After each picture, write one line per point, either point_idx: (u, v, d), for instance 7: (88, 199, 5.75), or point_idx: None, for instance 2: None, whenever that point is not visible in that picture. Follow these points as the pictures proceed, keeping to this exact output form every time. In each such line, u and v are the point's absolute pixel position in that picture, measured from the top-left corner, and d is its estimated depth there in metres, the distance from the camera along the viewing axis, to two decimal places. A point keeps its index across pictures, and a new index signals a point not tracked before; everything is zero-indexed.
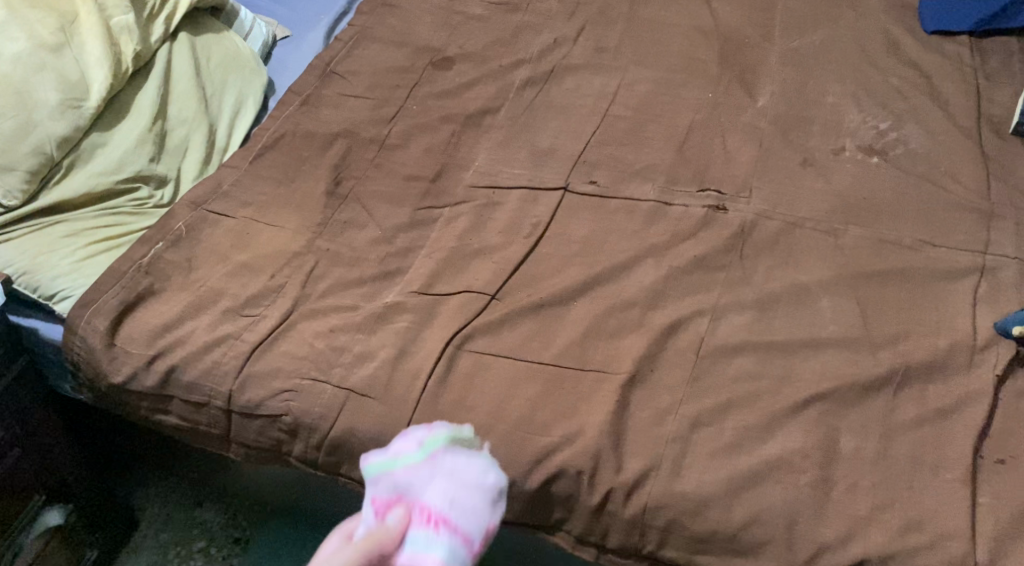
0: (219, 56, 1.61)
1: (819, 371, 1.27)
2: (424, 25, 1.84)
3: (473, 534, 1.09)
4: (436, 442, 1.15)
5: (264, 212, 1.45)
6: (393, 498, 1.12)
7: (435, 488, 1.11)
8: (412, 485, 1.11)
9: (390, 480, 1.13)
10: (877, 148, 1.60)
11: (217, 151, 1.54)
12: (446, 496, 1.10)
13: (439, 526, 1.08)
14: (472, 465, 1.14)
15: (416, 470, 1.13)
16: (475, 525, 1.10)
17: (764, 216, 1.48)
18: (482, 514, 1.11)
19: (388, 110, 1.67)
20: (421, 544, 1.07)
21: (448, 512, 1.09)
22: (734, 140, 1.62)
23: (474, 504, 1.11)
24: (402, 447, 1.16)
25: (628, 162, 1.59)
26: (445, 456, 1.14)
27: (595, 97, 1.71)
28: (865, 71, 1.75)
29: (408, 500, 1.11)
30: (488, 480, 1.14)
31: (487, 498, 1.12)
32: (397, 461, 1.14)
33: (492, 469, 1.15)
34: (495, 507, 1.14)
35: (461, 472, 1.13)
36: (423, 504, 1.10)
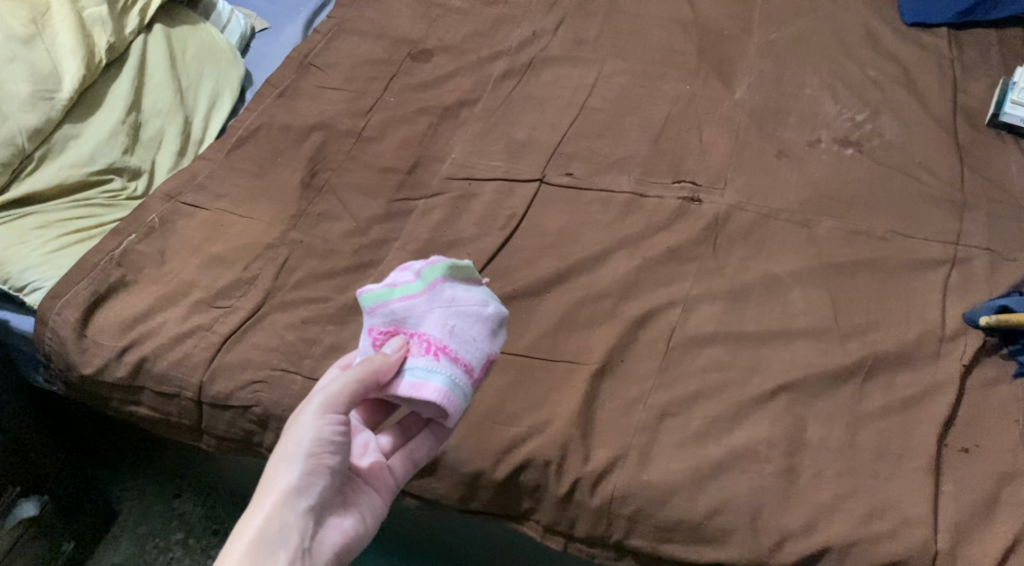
0: (195, 48, 1.61)
1: (788, 361, 1.27)
2: (403, 17, 1.84)
3: (472, 362, 1.14)
4: (436, 270, 1.17)
5: (238, 205, 1.45)
6: (392, 328, 1.17)
7: (432, 316, 1.15)
8: (410, 313, 1.16)
9: (388, 309, 1.17)
10: (853, 139, 1.61)
11: (192, 143, 1.54)
12: (442, 326, 1.15)
13: (438, 354, 1.13)
14: (472, 295, 1.18)
15: (414, 299, 1.16)
16: (473, 354, 1.15)
17: (737, 207, 1.49)
18: (480, 341, 1.16)
19: (365, 102, 1.67)
20: (420, 373, 1.13)
21: (447, 343, 1.14)
22: (710, 132, 1.63)
23: (472, 332, 1.15)
24: (402, 278, 1.18)
25: (604, 154, 1.60)
26: (444, 284, 1.17)
27: (572, 89, 1.72)
28: (842, 64, 1.76)
29: (407, 330, 1.16)
30: (488, 310, 1.18)
31: (485, 328, 1.17)
32: (394, 292, 1.17)
33: (492, 301, 1.19)
34: (495, 333, 1.18)
35: (460, 301, 1.17)
36: (421, 335, 1.15)
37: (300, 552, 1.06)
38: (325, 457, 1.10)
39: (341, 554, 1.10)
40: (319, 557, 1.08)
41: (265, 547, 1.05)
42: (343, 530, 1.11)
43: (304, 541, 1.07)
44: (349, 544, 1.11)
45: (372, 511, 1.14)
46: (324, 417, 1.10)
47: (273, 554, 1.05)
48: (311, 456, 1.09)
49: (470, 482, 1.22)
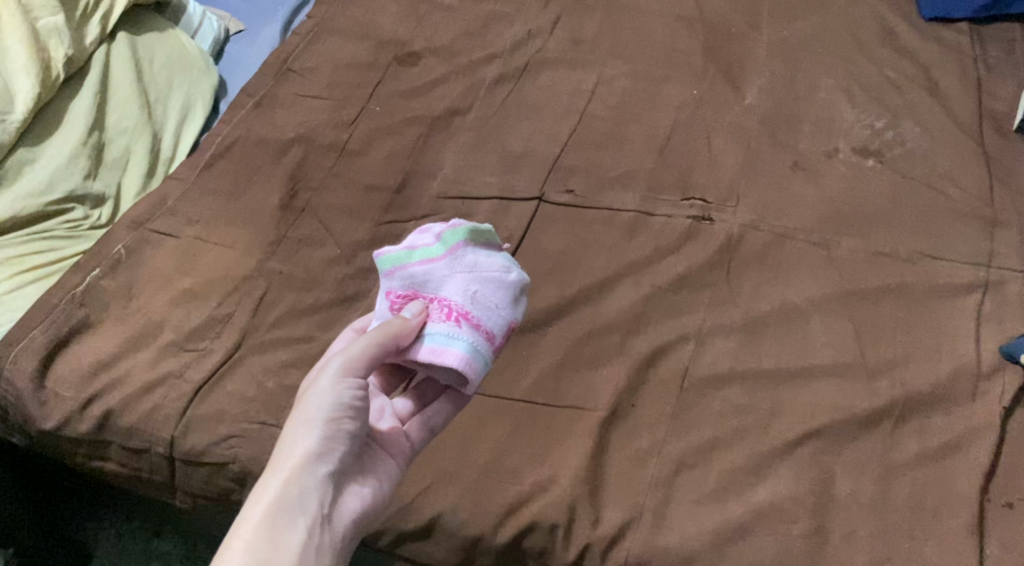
0: (163, 56, 1.49)
1: (811, 404, 1.17)
2: (389, 15, 1.73)
3: (494, 330, 1.10)
4: (458, 234, 1.14)
5: (211, 231, 1.34)
6: (411, 292, 1.13)
7: (453, 280, 1.12)
8: (430, 277, 1.12)
9: (406, 272, 1.13)
10: (872, 149, 1.50)
11: (161, 162, 1.43)
12: (464, 291, 1.11)
13: (459, 320, 1.09)
14: (494, 261, 1.14)
15: (434, 263, 1.13)
16: (496, 321, 1.11)
17: (751, 227, 1.38)
18: (502, 308, 1.12)
19: (348, 111, 1.55)
20: (440, 339, 1.09)
21: (469, 309, 1.10)
22: (720, 141, 1.52)
23: (494, 298, 1.12)
24: (421, 241, 1.15)
25: (605, 169, 1.49)
26: (466, 248, 1.14)
27: (570, 94, 1.61)
28: (858, 64, 1.65)
29: (426, 295, 1.12)
30: (511, 277, 1.14)
31: (508, 294, 1.13)
32: (413, 255, 1.14)
33: (514, 267, 1.16)
34: (517, 301, 1.14)
35: (482, 266, 1.13)
36: (441, 299, 1.11)
37: (319, 519, 1.01)
38: (345, 422, 1.05)
39: (360, 524, 1.05)
40: (338, 526, 1.03)
41: (285, 512, 0.99)
42: (361, 498, 1.06)
43: (324, 508, 1.01)
44: (367, 514, 1.06)
45: (389, 478, 1.09)
46: (344, 380, 1.05)
47: (292, 519, 0.99)
48: (331, 419, 1.04)
49: (469, 547, 1.12)
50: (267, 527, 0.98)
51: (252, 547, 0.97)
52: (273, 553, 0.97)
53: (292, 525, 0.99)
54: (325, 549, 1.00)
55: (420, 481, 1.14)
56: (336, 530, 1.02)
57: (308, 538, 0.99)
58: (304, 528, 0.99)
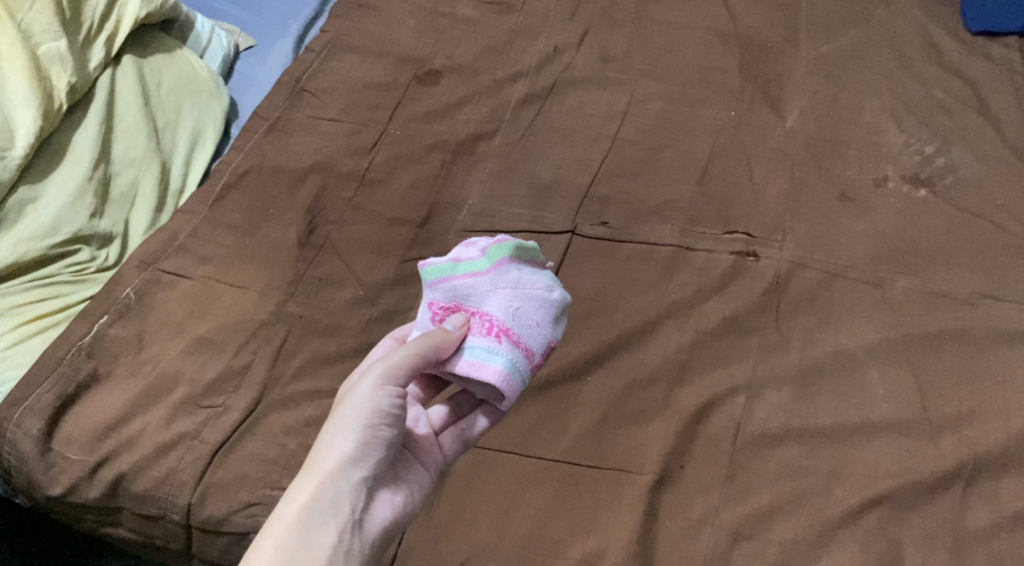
0: (172, 79, 1.40)
1: (874, 465, 1.12)
2: (407, 31, 1.65)
3: (534, 348, 1.08)
4: (504, 249, 1.10)
5: (225, 270, 1.27)
6: (453, 304, 1.10)
7: (496, 296, 1.09)
8: (473, 291, 1.09)
9: (450, 285, 1.10)
10: (923, 178, 1.42)
11: (171, 194, 1.35)
12: (507, 307, 1.08)
13: (501, 335, 1.07)
14: (537, 279, 1.11)
15: (478, 277, 1.10)
16: (535, 339, 1.09)
17: (799, 264, 1.30)
18: (542, 326, 1.09)
19: (367, 137, 1.48)
20: (480, 353, 1.06)
21: (510, 325, 1.07)
22: (761, 168, 1.44)
23: (535, 316, 1.09)
24: (466, 253, 1.12)
25: (641, 199, 1.41)
26: (511, 265, 1.10)
27: (601, 116, 1.53)
28: (902, 82, 1.57)
29: (468, 308, 1.10)
30: (553, 296, 1.11)
31: (548, 313, 1.10)
32: (457, 267, 1.11)
33: (556, 286, 1.13)
34: (557, 320, 1.12)
35: (525, 284, 1.10)
36: (483, 314, 1.08)
37: (349, 524, 1.01)
38: (382, 429, 1.04)
39: (390, 530, 1.05)
40: (368, 531, 1.03)
41: (316, 515, 1.00)
42: (394, 504, 1.06)
43: (355, 514, 1.02)
44: (398, 519, 1.06)
45: (422, 486, 1.08)
46: (383, 388, 1.04)
47: (323, 523, 1.00)
48: (368, 426, 1.03)
49: None
50: (298, 528, 0.99)
51: (283, 547, 0.98)
52: (302, 555, 0.98)
53: (322, 529, 1.00)
54: (352, 554, 1.01)
55: (459, 551, 1.09)
56: (365, 536, 1.02)
57: (337, 543, 1.00)
58: (334, 532, 1.00)
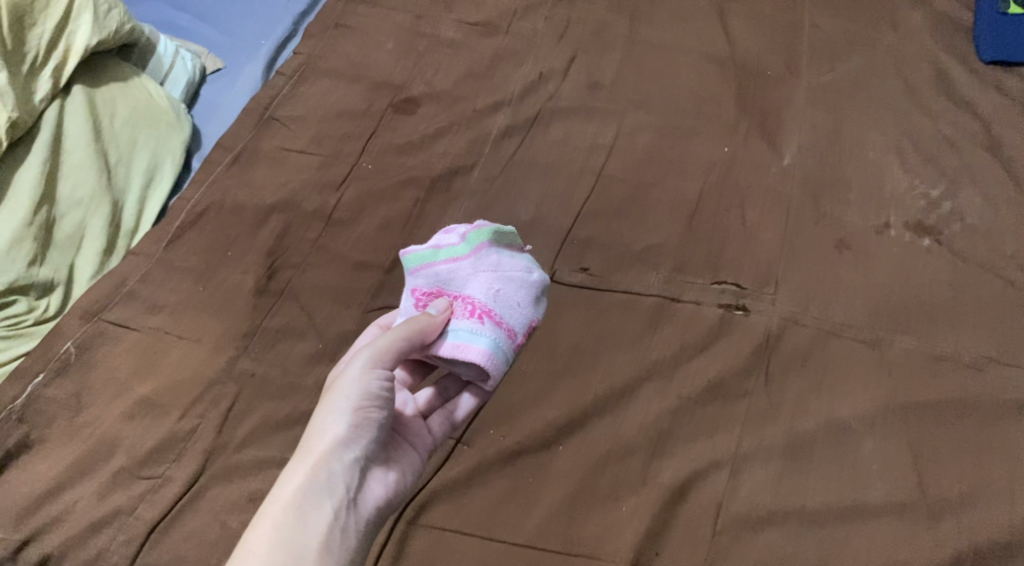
0: (128, 110, 1.32)
1: (867, 552, 1.06)
2: (384, 53, 1.56)
3: (517, 328, 1.08)
4: (483, 233, 1.11)
5: (176, 320, 1.18)
6: (435, 290, 1.11)
7: (477, 279, 1.10)
8: (455, 276, 1.10)
9: (431, 271, 1.11)
10: (928, 226, 1.32)
11: (123, 235, 1.27)
12: (488, 289, 1.09)
13: (483, 316, 1.07)
14: (517, 262, 1.12)
15: (459, 262, 1.11)
16: (518, 319, 1.09)
17: (793, 320, 1.21)
18: (524, 307, 1.10)
19: (337, 171, 1.39)
20: (464, 334, 1.06)
21: (492, 306, 1.08)
22: (755, 210, 1.34)
23: (516, 297, 1.10)
24: (446, 240, 1.13)
25: (625, 243, 1.32)
26: (490, 249, 1.11)
27: (586, 150, 1.44)
28: (909, 116, 1.48)
29: (451, 293, 1.10)
30: (532, 277, 1.12)
31: (529, 295, 1.11)
32: (438, 254, 1.12)
33: (536, 268, 1.13)
34: (538, 302, 1.12)
35: (505, 266, 1.11)
36: (466, 297, 1.09)
37: (345, 503, 0.99)
38: (372, 411, 1.02)
39: (384, 510, 1.03)
40: (364, 510, 1.01)
41: (311, 495, 0.98)
42: (388, 484, 1.04)
43: (350, 494, 1.00)
44: (392, 500, 1.04)
45: (413, 467, 1.07)
46: (371, 370, 1.03)
47: (319, 503, 0.98)
48: (358, 408, 1.01)
49: None
50: (293, 509, 0.97)
51: (279, 529, 0.96)
52: (297, 535, 0.96)
53: (318, 509, 0.98)
54: (348, 534, 0.99)
55: None
56: (360, 516, 1.00)
57: (333, 522, 0.98)
58: (330, 512, 0.98)
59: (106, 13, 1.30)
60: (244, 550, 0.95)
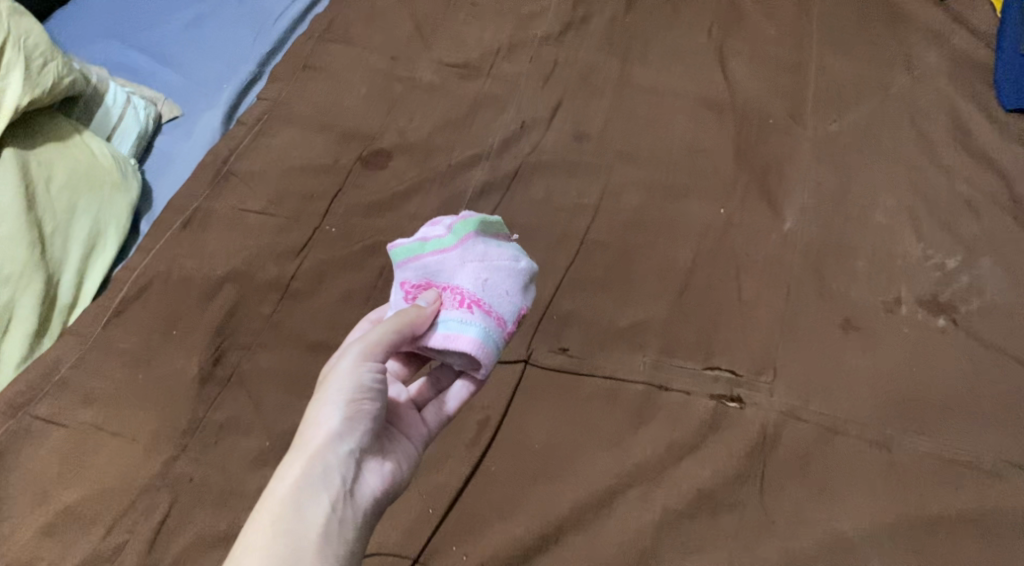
0: (67, 173, 1.21)
1: None
2: (355, 98, 1.45)
3: (507, 316, 1.04)
4: (468, 224, 1.06)
5: (110, 413, 1.09)
6: (424, 282, 1.06)
7: (465, 269, 1.05)
8: (443, 267, 1.05)
9: (419, 263, 1.06)
10: (944, 302, 1.20)
11: (58, 312, 1.17)
12: (477, 278, 1.04)
13: (473, 306, 1.02)
14: (504, 250, 1.07)
15: (446, 253, 1.06)
16: (508, 308, 1.04)
17: (792, 416, 1.10)
18: (514, 295, 1.05)
19: (297, 235, 1.28)
20: (454, 325, 1.01)
21: (481, 295, 1.03)
22: (752, 282, 1.23)
23: (506, 285, 1.05)
24: (432, 232, 1.08)
25: (609, 319, 1.20)
26: (477, 239, 1.06)
27: (568, 211, 1.32)
28: (923, 172, 1.35)
29: (439, 284, 1.05)
30: (521, 266, 1.07)
31: (519, 282, 1.06)
32: (425, 246, 1.07)
33: (524, 257, 1.09)
34: (527, 289, 1.07)
35: (492, 256, 1.06)
36: (454, 287, 1.04)
37: (341, 494, 0.96)
38: (366, 403, 0.98)
39: (382, 501, 1.00)
40: (361, 502, 0.97)
41: (307, 487, 0.94)
42: (384, 475, 1.00)
43: (347, 484, 0.96)
44: (389, 490, 1.00)
45: (409, 458, 1.03)
46: (364, 363, 0.98)
47: (315, 494, 0.94)
48: (351, 400, 0.97)
49: None
50: (289, 501, 0.94)
51: (275, 523, 0.93)
52: (295, 527, 0.93)
53: (315, 501, 0.94)
54: (347, 526, 0.95)
55: None
56: (358, 506, 0.97)
57: (330, 514, 0.94)
58: (326, 504, 0.95)
59: (40, 68, 1.19)
60: (242, 545, 0.92)
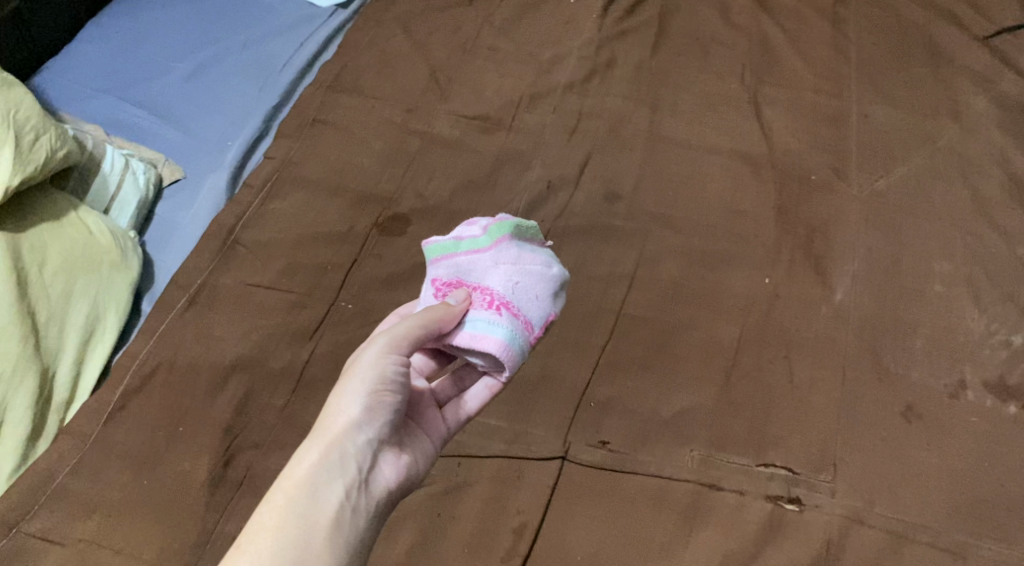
0: (61, 255, 1.12)
1: None
2: (370, 154, 1.34)
3: (534, 321, 1.01)
4: (504, 227, 1.03)
5: (111, 527, 1.02)
6: (455, 280, 1.03)
7: (498, 271, 1.02)
8: (475, 267, 1.02)
9: (452, 261, 1.04)
10: (1012, 386, 1.12)
11: (54, 410, 1.09)
12: (508, 281, 1.01)
13: (502, 308, 0.99)
14: (537, 256, 1.04)
15: (480, 254, 1.03)
16: (536, 314, 1.01)
17: (856, 520, 1.04)
18: (543, 300, 1.02)
19: (310, 314, 1.17)
20: (481, 326, 0.98)
21: (510, 298, 1.00)
22: (804, 365, 1.14)
23: (536, 290, 1.02)
24: (467, 231, 1.05)
25: (651, 408, 1.11)
26: (511, 242, 1.03)
27: (603, 281, 1.21)
28: (981, 237, 1.24)
29: (470, 283, 1.02)
30: (552, 272, 1.04)
31: (549, 288, 1.03)
32: (459, 245, 1.04)
33: (555, 264, 1.06)
34: (557, 296, 1.04)
35: (525, 260, 1.03)
36: (484, 288, 1.01)
37: (357, 483, 0.93)
38: (388, 395, 0.96)
39: (395, 494, 0.97)
40: (375, 492, 0.95)
41: (323, 474, 0.92)
42: (399, 469, 0.97)
43: (362, 474, 0.94)
44: (403, 484, 0.98)
45: (425, 455, 1.01)
46: (390, 355, 0.96)
47: (331, 481, 0.92)
48: (374, 391, 0.95)
49: None
50: (304, 485, 0.91)
51: (288, 506, 0.90)
52: (308, 512, 0.90)
53: (330, 488, 0.91)
54: (359, 516, 0.93)
55: None
56: (371, 497, 0.94)
57: (344, 502, 0.92)
58: (340, 492, 0.92)
59: (32, 143, 1.11)
60: (253, 525, 0.89)
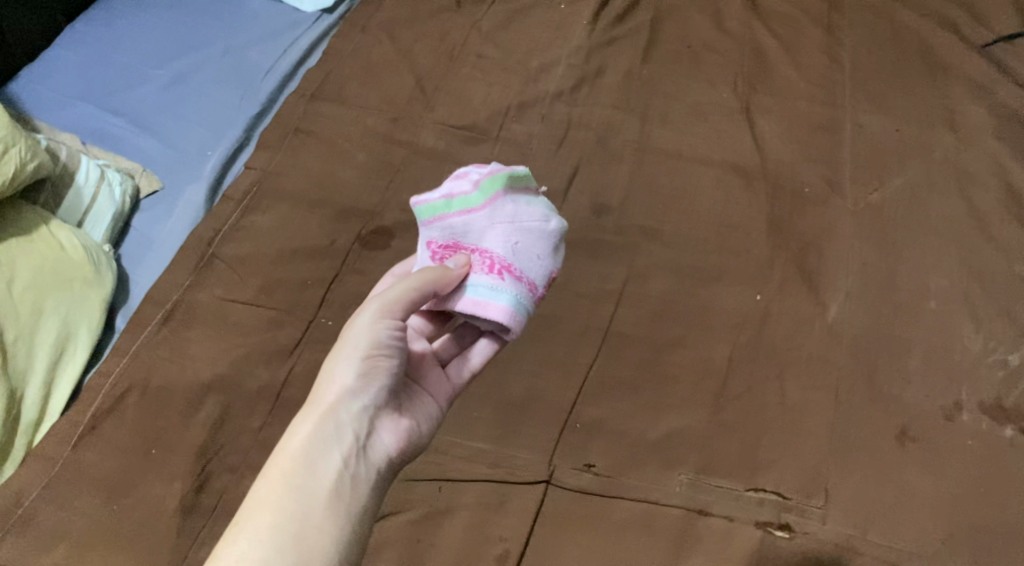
0: (30, 271, 1.10)
1: None
2: (352, 165, 1.30)
3: (539, 279, 0.98)
4: (497, 181, 0.98)
5: (80, 556, 0.99)
6: (451, 243, 1.00)
7: (494, 231, 0.98)
8: (471, 227, 0.98)
9: (446, 223, 1.00)
10: (1008, 409, 1.09)
11: (21, 433, 1.06)
12: (506, 242, 0.97)
13: (503, 272, 0.96)
14: (534, 206, 0.99)
15: (474, 214, 0.98)
16: (540, 271, 0.98)
17: (849, 549, 1.01)
18: (545, 257, 0.98)
19: (288, 332, 1.14)
20: (483, 292, 0.96)
21: (511, 259, 0.97)
22: (796, 386, 1.11)
23: (536, 245, 0.98)
24: (459, 187, 1.00)
25: (639, 430, 1.08)
26: (506, 197, 0.98)
27: (590, 298, 1.18)
28: (978, 253, 1.21)
29: (468, 245, 0.99)
30: (552, 224, 0.99)
31: (549, 243, 0.99)
32: (452, 204, 0.99)
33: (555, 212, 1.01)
34: (559, 247, 1.01)
35: (522, 215, 0.98)
36: (483, 251, 0.98)
37: (356, 449, 0.92)
38: (383, 360, 0.94)
39: (399, 458, 0.95)
40: (376, 459, 0.93)
41: (319, 442, 0.90)
42: (401, 432, 0.96)
43: (361, 440, 0.92)
44: (406, 447, 0.96)
45: (429, 417, 0.99)
46: (382, 320, 0.94)
47: (328, 448, 0.90)
48: (368, 357, 0.93)
49: None
50: (301, 456, 0.90)
51: (285, 476, 0.89)
52: (306, 481, 0.89)
53: (327, 456, 0.90)
54: (361, 482, 0.91)
55: None
56: (372, 463, 0.92)
57: (342, 469, 0.90)
58: (339, 459, 0.91)
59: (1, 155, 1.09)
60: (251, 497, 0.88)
